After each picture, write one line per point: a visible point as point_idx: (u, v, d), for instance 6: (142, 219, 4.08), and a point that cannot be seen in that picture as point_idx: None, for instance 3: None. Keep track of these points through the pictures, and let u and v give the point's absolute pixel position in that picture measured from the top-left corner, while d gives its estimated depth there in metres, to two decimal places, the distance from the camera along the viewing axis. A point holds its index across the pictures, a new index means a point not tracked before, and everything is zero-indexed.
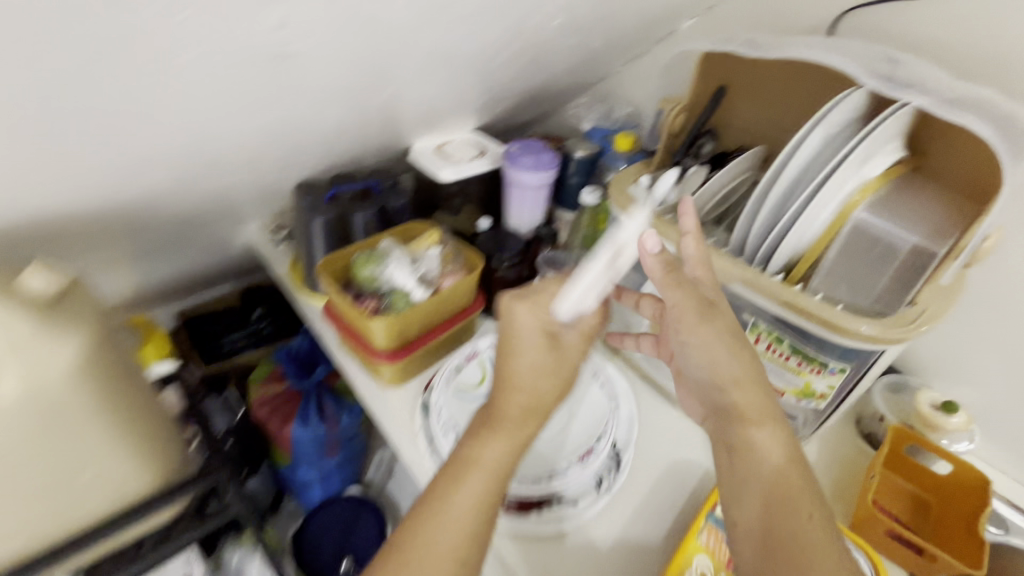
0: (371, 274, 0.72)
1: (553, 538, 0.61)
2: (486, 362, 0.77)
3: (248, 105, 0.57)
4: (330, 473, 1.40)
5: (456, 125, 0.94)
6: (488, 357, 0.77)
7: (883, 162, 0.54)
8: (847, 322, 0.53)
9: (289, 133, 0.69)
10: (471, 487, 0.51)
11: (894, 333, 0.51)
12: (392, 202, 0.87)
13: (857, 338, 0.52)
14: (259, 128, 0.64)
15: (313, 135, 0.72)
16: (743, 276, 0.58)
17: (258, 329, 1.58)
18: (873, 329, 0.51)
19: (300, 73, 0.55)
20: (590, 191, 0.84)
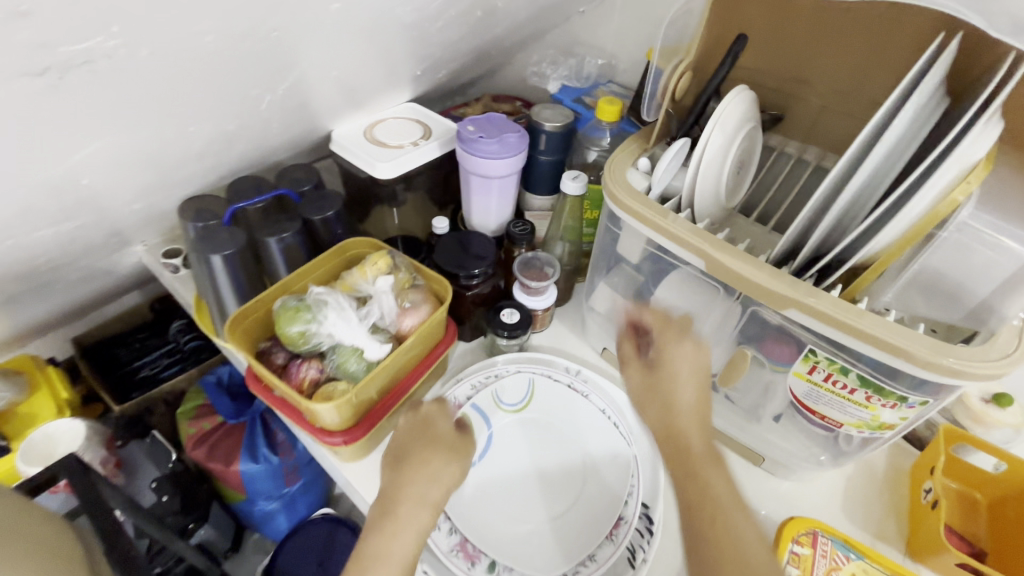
0: (304, 332, 0.53)
1: None
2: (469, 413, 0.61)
3: (59, 118, 0.36)
4: (288, 500, 1.25)
5: (386, 101, 0.73)
6: (470, 407, 0.62)
7: (988, 137, 0.40)
8: (927, 354, 0.41)
9: (157, 150, 0.48)
10: (406, 536, 0.46)
11: (990, 368, 0.40)
12: (315, 214, 0.66)
13: (939, 373, 0.41)
14: (102, 146, 0.43)
15: (194, 146, 0.51)
16: (800, 302, 0.46)
17: (178, 347, 1.27)
18: (962, 361, 0.40)
19: (135, 56, 0.34)
20: (571, 177, 0.67)
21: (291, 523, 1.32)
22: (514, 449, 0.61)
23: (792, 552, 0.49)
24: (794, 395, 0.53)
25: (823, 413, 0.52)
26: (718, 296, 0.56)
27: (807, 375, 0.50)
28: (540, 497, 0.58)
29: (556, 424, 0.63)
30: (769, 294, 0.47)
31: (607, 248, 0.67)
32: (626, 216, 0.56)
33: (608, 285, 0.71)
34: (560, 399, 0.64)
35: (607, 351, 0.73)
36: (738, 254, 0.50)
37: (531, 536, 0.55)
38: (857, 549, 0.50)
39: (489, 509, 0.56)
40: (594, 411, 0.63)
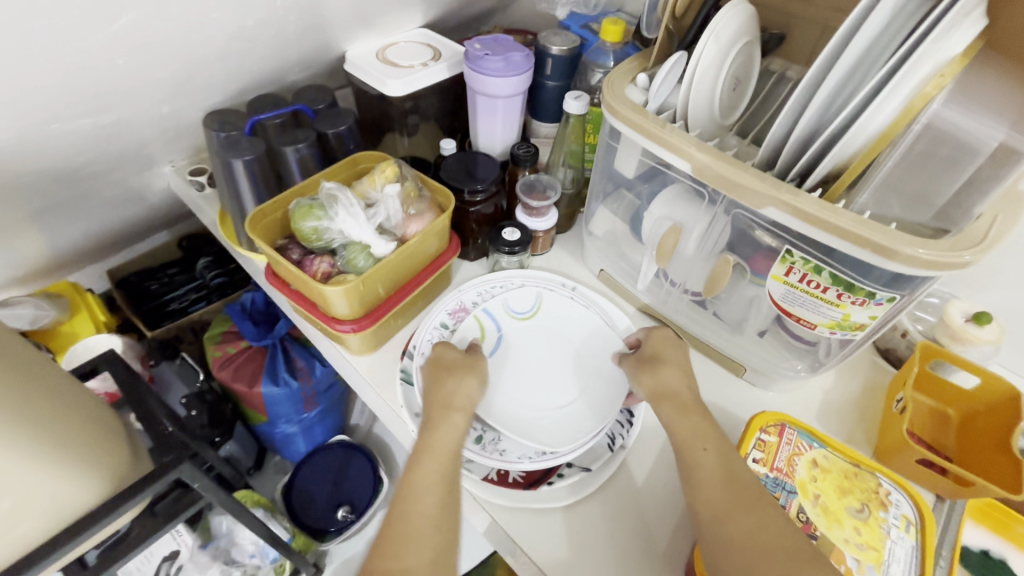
0: (317, 227, 0.58)
1: (541, 510, 0.55)
2: (481, 315, 0.67)
3: None
4: (309, 424, 1.35)
5: (398, 23, 0.76)
6: (482, 309, 0.67)
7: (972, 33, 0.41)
8: (895, 245, 0.44)
9: (181, 35, 0.52)
10: (451, 433, 0.51)
11: (950, 257, 0.42)
12: (329, 128, 0.70)
13: (906, 264, 0.44)
14: (132, 24, 0.47)
15: (215, 37, 0.56)
16: (779, 199, 0.48)
17: (205, 279, 1.34)
18: (931, 252, 0.43)
19: None
20: (573, 96, 0.69)
21: (309, 447, 1.41)
22: (519, 349, 0.65)
23: (758, 437, 0.53)
24: (772, 298, 0.56)
25: (798, 315, 0.55)
26: (706, 206, 0.59)
27: (784, 277, 0.53)
28: (544, 390, 0.62)
29: (558, 332, 0.67)
30: (750, 194, 0.50)
31: (606, 162, 0.68)
32: (622, 127, 0.58)
33: (606, 207, 0.73)
34: (561, 308, 0.68)
35: (603, 272, 0.76)
36: (726, 158, 0.52)
37: (541, 419, 0.59)
38: (820, 439, 0.54)
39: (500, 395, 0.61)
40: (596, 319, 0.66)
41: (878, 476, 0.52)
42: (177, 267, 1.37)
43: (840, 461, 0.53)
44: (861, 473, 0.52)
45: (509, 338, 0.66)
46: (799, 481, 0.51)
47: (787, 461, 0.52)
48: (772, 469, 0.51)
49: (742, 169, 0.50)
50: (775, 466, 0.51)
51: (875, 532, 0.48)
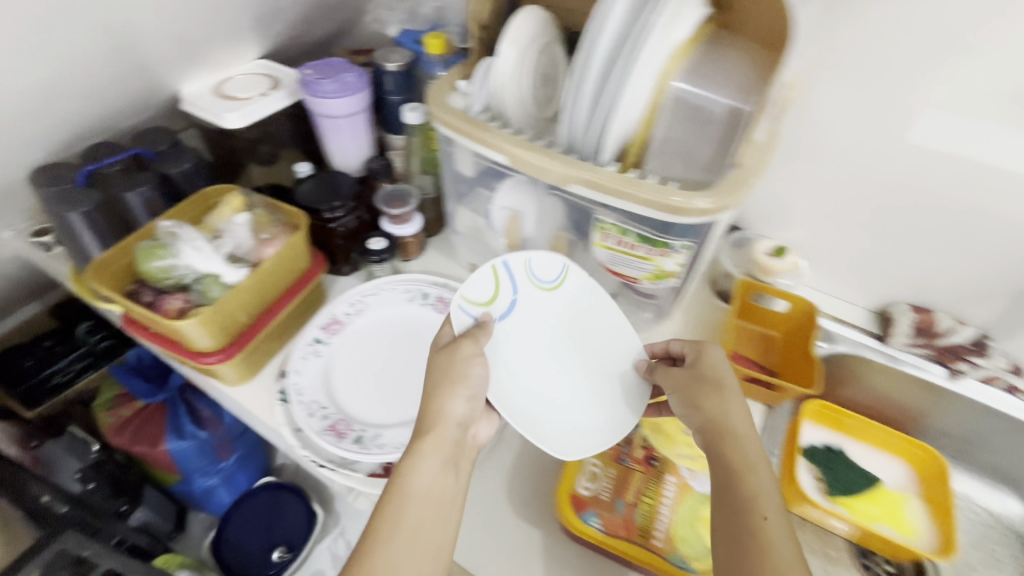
0: (164, 266, 0.58)
1: None
2: (499, 271, 0.62)
3: None
4: (229, 472, 1.30)
5: (231, 56, 0.77)
6: (501, 265, 0.62)
7: (691, 19, 0.51)
8: (670, 198, 0.52)
9: None
10: (426, 472, 0.47)
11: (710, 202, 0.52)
12: (172, 167, 0.70)
13: (683, 213, 0.53)
14: None
15: (19, 91, 0.55)
16: (577, 175, 0.55)
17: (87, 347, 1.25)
18: (697, 201, 0.52)
19: None
20: (408, 109, 0.74)
21: (233, 498, 1.35)
22: (520, 324, 0.63)
23: None
24: (603, 263, 0.63)
25: (626, 274, 0.63)
26: (535, 191, 0.66)
27: (604, 243, 0.61)
28: (537, 381, 0.61)
29: (554, 317, 0.65)
30: (555, 174, 0.57)
31: (448, 166, 0.73)
32: (448, 130, 0.64)
33: (466, 207, 0.76)
34: (589, 297, 0.64)
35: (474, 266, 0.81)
36: (532, 146, 0.59)
37: (541, 418, 0.58)
38: None
39: (505, 367, 0.60)
40: (626, 331, 0.62)
41: None
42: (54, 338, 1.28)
43: None
44: None
45: (519, 310, 0.63)
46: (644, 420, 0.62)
47: None
48: None
49: (546, 154, 0.57)
50: None
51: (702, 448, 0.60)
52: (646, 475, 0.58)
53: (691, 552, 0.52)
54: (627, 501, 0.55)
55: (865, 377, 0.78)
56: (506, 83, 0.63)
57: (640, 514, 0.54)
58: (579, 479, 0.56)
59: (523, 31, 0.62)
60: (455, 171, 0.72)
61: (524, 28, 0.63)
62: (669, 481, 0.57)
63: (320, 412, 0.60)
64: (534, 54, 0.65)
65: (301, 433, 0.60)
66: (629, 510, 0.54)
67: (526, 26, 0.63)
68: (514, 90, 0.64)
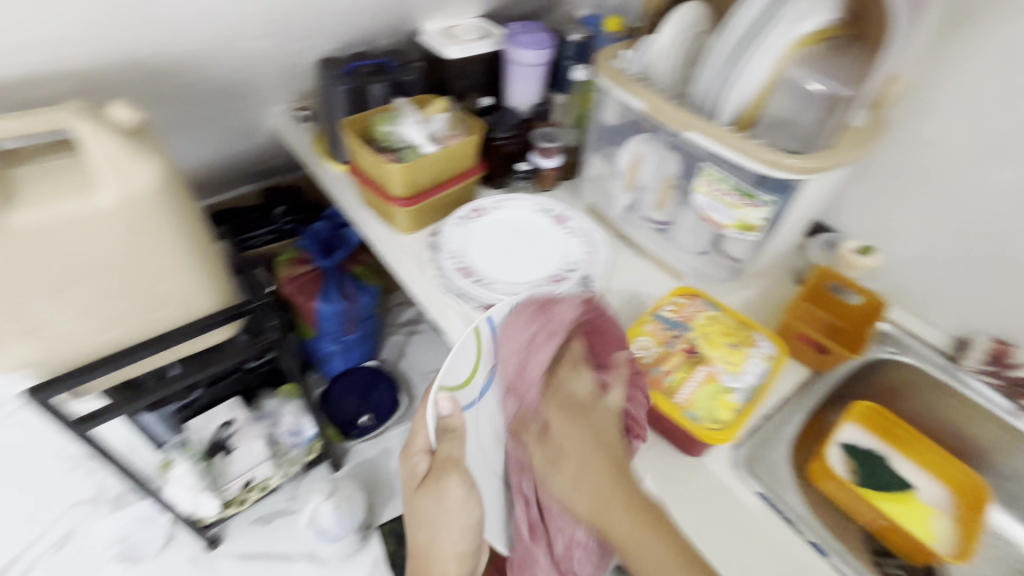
0: (388, 130, 0.86)
1: None
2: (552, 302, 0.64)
3: None
4: (348, 346, 1.61)
5: (460, 10, 1.03)
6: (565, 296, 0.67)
7: (820, 19, 0.66)
8: (774, 155, 0.66)
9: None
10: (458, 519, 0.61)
11: (804, 165, 0.65)
12: (402, 77, 0.98)
13: (779, 169, 0.67)
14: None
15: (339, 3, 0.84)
16: (696, 124, 0.71)
17: (278, 226, 1.65)
18: (793, 161, 0.65)
19: None
20: (580, 68, 0.94)
21: (345, 366, 1.66)
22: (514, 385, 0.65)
23: (672, 300, 0.74)
24: (697, 207, 0.78)
25: (714, 220, 0.77)
26: (655, 142, 0.83)
27: (703, 187, 0.76)
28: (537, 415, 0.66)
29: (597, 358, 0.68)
30: (678, 121, 0.73)
31: (597, 117, 0.92)
32: (606, 81, 0.83)
33: (597, 156, 0.96)
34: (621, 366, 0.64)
35: (592, 205, 0.99)
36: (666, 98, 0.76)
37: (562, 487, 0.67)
38: (720, 307, 0.74)
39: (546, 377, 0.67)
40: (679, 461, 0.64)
41: (753, 330, 0.71)
42: (256, 212, 1.70)
43: (729, 319, 0.72)
44: (742, 327, 0.71)
45: None
46: (696, 323, 0.71)
47: (691, 313, 0.72)
48: (679, 315, 0.72)
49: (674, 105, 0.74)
50: (682, 315, 0.72)
51: (740, 355, 0.67)
52: (686, 359, 0.67)
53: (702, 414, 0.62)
54: (666, 368, 0.66)
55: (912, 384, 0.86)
56: (658, 52, 0.80)
57: (672, 379, 0.65)
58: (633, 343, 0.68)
59: (682, 19, 0.79)
60: (602, 121, 0.92)
61: (683, 18, 0.79)
62: (703, 368, 0.66)
63: (457, 257, 0.83)
64: (689, 43, 0.81)
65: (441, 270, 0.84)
66: (665, 375, 0.65)
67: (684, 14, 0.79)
68: (663, 62, 0.80)
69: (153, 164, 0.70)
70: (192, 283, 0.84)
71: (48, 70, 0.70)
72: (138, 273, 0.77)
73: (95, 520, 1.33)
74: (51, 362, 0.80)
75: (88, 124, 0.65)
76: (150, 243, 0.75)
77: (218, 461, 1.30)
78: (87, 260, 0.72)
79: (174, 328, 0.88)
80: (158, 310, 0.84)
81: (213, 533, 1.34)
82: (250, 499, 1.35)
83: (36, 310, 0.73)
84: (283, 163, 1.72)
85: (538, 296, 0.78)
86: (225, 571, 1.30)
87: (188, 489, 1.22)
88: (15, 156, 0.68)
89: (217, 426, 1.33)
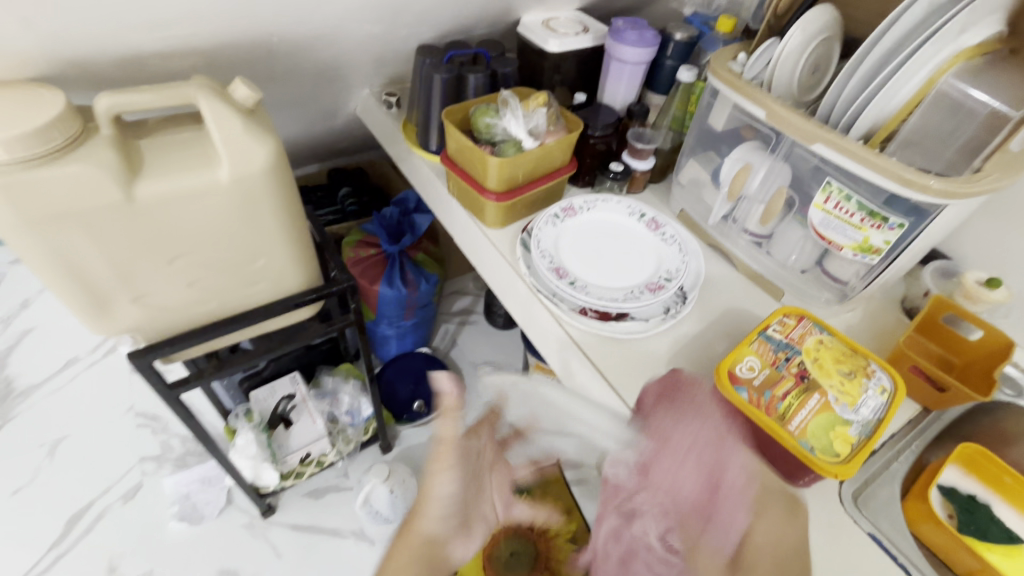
0: (489, 123, 0.85)
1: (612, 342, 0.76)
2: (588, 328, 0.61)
3: None
4: (405, 331, 1.63)
5: (561, 3, 1.01)
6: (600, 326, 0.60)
7: (982, 32, 0.61)
8: (917, 177, 0.61)
9: None
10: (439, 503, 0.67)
11: (954, 189, 0.60)
12: (499, 68, 0.96)
13: (922, 192, 0.61)
14: None
15: None
16: (824, 137, 0.67)
17: (345, 207, 1.67)
18: (939, 184, 0.60)
19: None
20: (686, 68, 0.90)
21: (400, 350, 1.68)
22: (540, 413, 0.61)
23: (778, 320, 0.70)
24: (812, 224, 0.74)
25: (831, 240, 0.73)
26: (769, 152, 0.78)
27: (823, 205, 0.71)
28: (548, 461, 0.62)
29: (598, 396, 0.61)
30: (803, 132, 0.69)
31: (701, 122, 0.89)
32: (720, 85, 0.79)
33: (694, 162, 0.93)
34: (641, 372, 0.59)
35: (682, 212, 0.95)
36: (789, 105, 0.71)
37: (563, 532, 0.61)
38: (830, 330, 0.70)
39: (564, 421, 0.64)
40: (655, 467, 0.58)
41: (868, 358, 0.67)
42: (324, 191, 1.73)
43: (841, 345, 0.68)
44: (855, 354, 0.67)
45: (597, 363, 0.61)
46: (805, 347, 0.67)
47: (800, 335, 0.68)
48: (786, 337, 0.68)
49: (799, 113, 0.69)
50: (790, 336, 0.68)
51: (856, 386, 0.63)
52: (797, 385, 0.63)
53: (817, 446, 0.59)
54: (776, 393, 0.63)
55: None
56: (783, 53, 0.74)
57: (783, 406, 0.62)
58: (738, 363, 0.65)
59: (813, 24, 0.74)
60: (706, 126, 0.88)
61: (813, 19, 0.74)
62: (816, 397, 0.62)
63: (549, 257, 0.81)
64: (814, 47, 0.76)
65: (532, 268, 0.82)
66: (775, 401, 0.62)
67: (813, 16, 0.74)
68: (787, 67, 0.75)
69: (267, 144, 0.71)
70: (285, 263, 0.85)
71: (175, 47, 0.72)
72: (239, 249, 0.79)
73: (161, 477, 1.39)
74: (153, 328, 0.83)
75: (211, 100, 0.66)
76: (254, 221, 0.77)
77: (279, 433, 1.32)
78: (199, 233, 0.74)
79: (262, 304, 0.90)
80: (252, 286, 0.86)
81: (269, 501, 1.39)
82: (306, 473, 1.36)
83: (147, 278, 0.75)
84: (354, 145, 1.74)
85: (634, 303, 0.76)
86: (279, 539, 1.34)
87: (251, 458, 1.24)
88: (138, 128, 0.70)
89: (280, 399, 1.36)
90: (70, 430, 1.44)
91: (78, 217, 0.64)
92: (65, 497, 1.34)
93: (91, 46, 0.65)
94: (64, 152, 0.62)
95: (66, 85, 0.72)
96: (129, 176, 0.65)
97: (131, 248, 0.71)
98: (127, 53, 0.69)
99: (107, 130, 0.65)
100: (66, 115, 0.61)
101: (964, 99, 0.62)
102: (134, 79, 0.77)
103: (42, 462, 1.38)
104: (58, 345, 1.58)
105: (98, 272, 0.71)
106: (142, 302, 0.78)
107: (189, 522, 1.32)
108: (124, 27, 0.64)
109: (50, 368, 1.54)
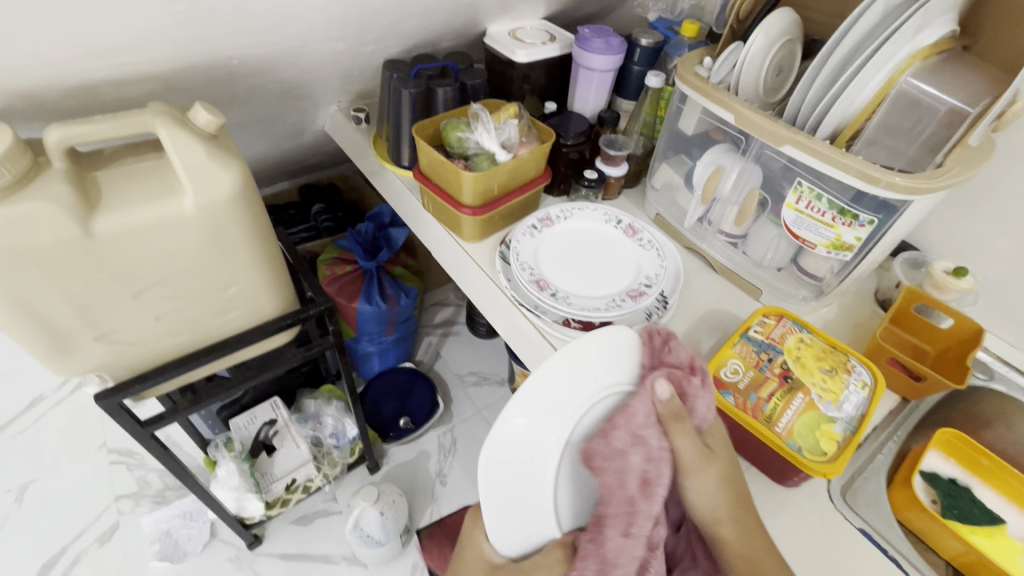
0: (460, 137, 0.84)
1: None
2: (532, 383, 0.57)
3: None
4: (387, 347, 1.60)
5: (527, 13, 1.01)
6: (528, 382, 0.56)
7: (937, 31, 0.62)
8: (883, 174, 0.62)
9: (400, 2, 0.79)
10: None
11: (920, 184, 0.61)
12: (468, 80, 0.95)
13: (890, 189, 0.62)
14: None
15: (414, 7, 0.82)
16: (792, 138, 0.67)
17: (319, 224, 1.64)
18: (905, 180, 0.61)
19: None
20: (653, 74, 0.90)
21: (382, 367, 1.66)
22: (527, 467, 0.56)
23: (759, 320, 0.71)
24: (785, 224, 0.75)
25: (804, 238, 0.74)
26: (740, 154, 0.79)
27: (795, 204, 0.72)
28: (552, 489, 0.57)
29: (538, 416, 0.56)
30: (771, 134, 0.69)
31: (672, 126, 0.89)
32: (688, 90, 0.79)
33: (667, 165, 0.93)
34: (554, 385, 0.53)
35: (658, 215, 0.95)
36: (756, 108, 0.72)
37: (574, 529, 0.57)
38: (809, 328, 0.70)
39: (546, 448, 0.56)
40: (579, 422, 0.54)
41: (847, 354, 0.68)
42: (296, 209, 1.69)
43: (820, 341, 0.69)
44: (835, 350, 0.68)
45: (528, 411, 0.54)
46: (786, 346, 0.68)
47: (780, 335, 0.69)
48: (767, 337, 0.69)
49: (766, 115, 0.70)
50: (771, 336, 0.69)
51: (838, 382, 0.64)
52: (781, 385, 0.64)
53: (805, 446, 0.60)
54: (761, 395, 0.63)
55: (998, 411, 0.83)
56: (748, 56, 0.75)
57: (769, 408, 0.62)
58: (723, 367, 0.66)
59: (775, 27, 0.75)
60: (677, 130, 0.89)
61: (774, 22, 0.75)
62: (800, 396, 0.63)
63: (529, 269, 0.81)
64: (777, 50, 0.77)
65: (513, 281, 0.81)
66: (760, 403, 0.63)
67: (774, 19, 0.75)
68: (752, 70, 0.76)
69: (233, 169, 0.68)
70: (257, 289, 0.83)
71: (130, 73, 0.69)
72: (209, 278, 0.76)
73: (139, 515, 1.33)
74: (120, 365, 0.79)
75: (170, 127, 0.64)
76: (223, 249, 0.74)
77: (262, 461, 1.29)
78: (164, 265, 0.71)
79: (237, 332, 0.87)
80: (225, 315, 0.83)
81: (255, 532, 1.35)
82: (292, 500, 1.33)
83: (111, 314, 0.72)
84: (325, 160, 1.71)
85: (616, 312, 0.76)
86: (267, 570, 1.30)
87: (234, 489, 1.20)
88: (95, 159, 0.67)
89: (261, 426, 1.32)
90: (38, 472, 1.37)
91: (33, 256, 0.61)
92: (36, 544, 1.27)
93: (39, 76, 0.62)
94: (14, 189, 0.58)
95: (12, 116, 0.68)
96: (87, 211, 0.62)
97: (93, 285, 0.68)
98: (78, 82, 0.66)
99: (60, 163, 0.62)
100: (15, 150, 0.58)
101: (923, 96, 0.64)
102: (87, 108, 0.74)
103: (9, 509, 1.31)
104: (22, 384, 1.51)
105: (59, 312, 0.68)
106: (108, 340, 0.75)
107: (170, 561, 1.27)
108: (74, 55, 0.61)
109: (15, 409, 1.47)
